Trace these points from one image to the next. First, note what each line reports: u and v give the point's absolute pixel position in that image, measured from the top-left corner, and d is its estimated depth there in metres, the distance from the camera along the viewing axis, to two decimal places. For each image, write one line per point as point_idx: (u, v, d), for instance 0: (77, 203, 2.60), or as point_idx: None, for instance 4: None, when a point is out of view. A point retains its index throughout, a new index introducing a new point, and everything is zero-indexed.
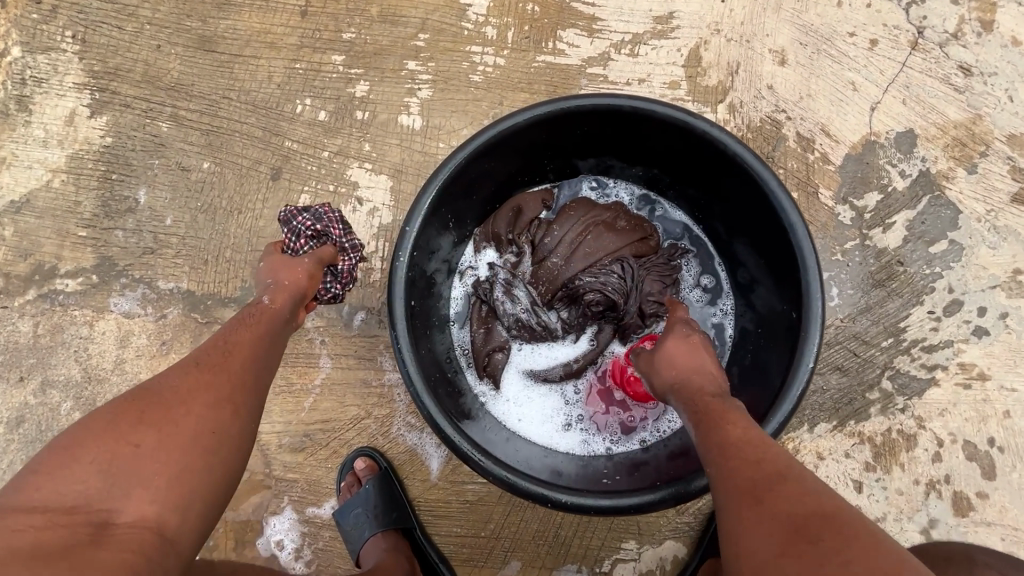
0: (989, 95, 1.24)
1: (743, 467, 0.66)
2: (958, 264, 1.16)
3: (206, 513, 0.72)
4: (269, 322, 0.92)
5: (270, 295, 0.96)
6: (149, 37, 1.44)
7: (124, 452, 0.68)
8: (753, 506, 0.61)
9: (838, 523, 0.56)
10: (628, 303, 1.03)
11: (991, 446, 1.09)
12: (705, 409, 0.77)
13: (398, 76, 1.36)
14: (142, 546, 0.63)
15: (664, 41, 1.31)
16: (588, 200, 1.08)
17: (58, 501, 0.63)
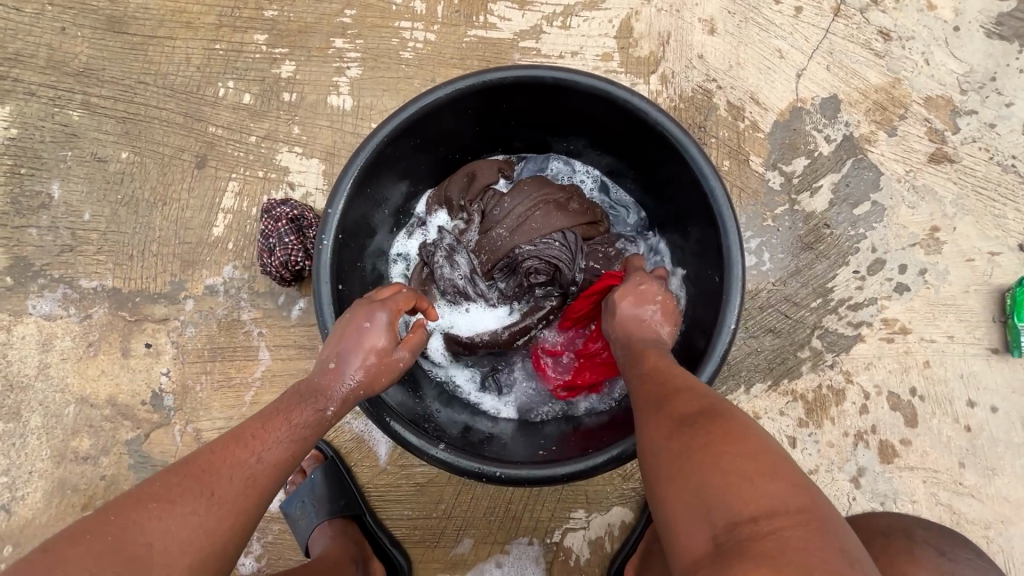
0: (907, 59, 1.28)
1: (654, 383, 0.67)
2: (880, 224, 1.21)
3: None
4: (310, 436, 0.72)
5: (335, 407, 0.74)
6: (52, 18, 1.34)
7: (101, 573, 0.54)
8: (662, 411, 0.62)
9: (734, 419, 0.56)
10: (572, 268, 1.03)
11: (913, 396, 1.15)
12: (641, 343, 0.78)
13: (325, 55, 1.31)
14: None
15: (595, 12, 1.30)
16: (542, 178, 1.07)
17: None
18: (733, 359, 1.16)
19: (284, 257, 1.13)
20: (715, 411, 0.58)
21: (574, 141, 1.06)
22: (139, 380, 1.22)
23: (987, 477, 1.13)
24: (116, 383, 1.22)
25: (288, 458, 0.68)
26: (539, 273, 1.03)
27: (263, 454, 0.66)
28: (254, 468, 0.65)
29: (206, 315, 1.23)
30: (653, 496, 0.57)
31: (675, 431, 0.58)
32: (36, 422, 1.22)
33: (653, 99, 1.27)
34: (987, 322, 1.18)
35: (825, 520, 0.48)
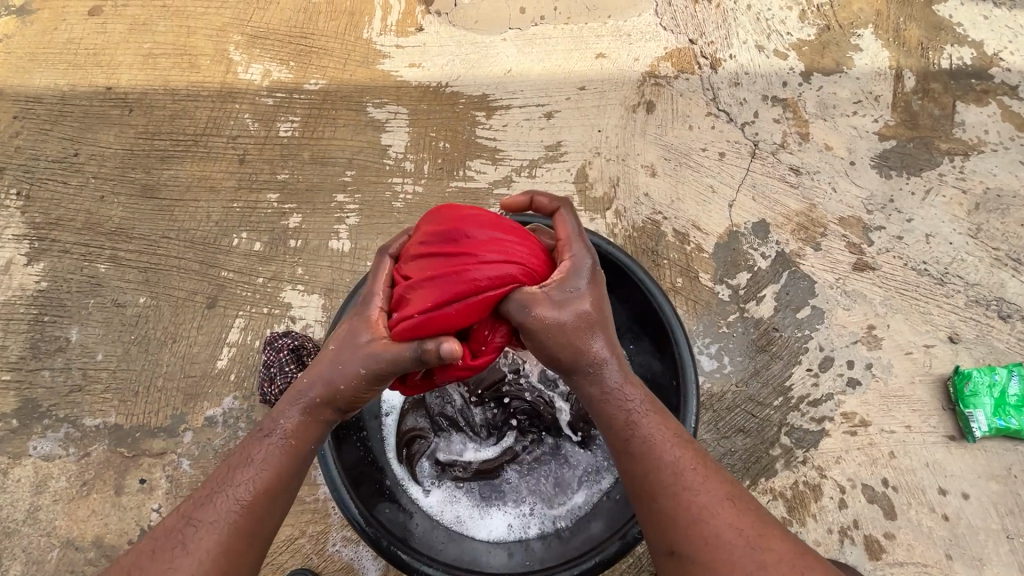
0: (818, 188, 1.53)
1: (635, 429, 0.80)
2: (822, 325, 1.36)
3: None
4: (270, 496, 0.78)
5: (295, 429, 0.82)
6: (92, 189, 1.57)
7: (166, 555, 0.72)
8: (741, 539, 0.71)
9: (694, 492, 0.75)
10: (554, 412, 1.08)
11: (887, 487, 1.22)
12: (639, 417, 0.81)
13: (328, 208, 1.53)
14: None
15: (556, 164, 1.56)
16: None
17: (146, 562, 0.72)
18: None
19: (284, 385, 1.22)
20: (677, 479, 0.76)
21: None
22: (129, 518, 1.23)
23: (975, 567, 1.17)
24: (105, 523, 1.23)
25: (219, 530, 0.74)
26: (526, 411, 1.09)
27: (197, 524, 0.74)
28: (185, 542, 0.73)
29: (203, 446, 1.28)
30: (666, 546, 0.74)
31: (681, 517, 0.73)
32: (18, 569, 1.21)
33: (610, 232, 1.49)
34: (939, 410, 1.28)
35: (759, 528, 0.73)
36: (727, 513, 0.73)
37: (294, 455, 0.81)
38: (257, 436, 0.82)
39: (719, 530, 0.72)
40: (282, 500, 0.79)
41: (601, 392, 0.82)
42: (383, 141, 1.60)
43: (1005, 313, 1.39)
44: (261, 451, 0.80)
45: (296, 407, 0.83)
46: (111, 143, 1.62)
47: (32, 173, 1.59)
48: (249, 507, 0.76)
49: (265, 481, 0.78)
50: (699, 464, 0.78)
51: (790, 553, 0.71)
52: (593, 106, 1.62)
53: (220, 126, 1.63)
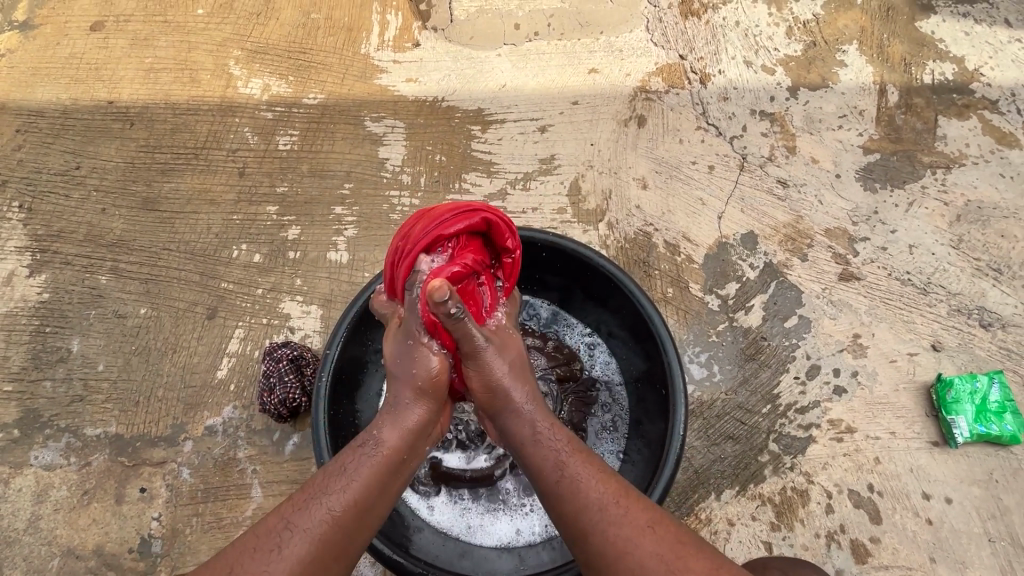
0: (805, 200, 1.57)
1: (562, 469, 0.82)
2: (810, 334, 1.40)
3: None
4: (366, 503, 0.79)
5: (391, 439, 0.85)
6: (94, 202, 1.60)
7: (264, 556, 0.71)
8: (663, 566, 0.72)
9: (616, 523, 0.76)
10: None
11: (872, 492, 1.26)
12: (563, 456, 0.84)
13: (327, 220, 1.56)
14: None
15: (550, 177, 1.60)
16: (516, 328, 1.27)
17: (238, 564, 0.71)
18: (700, 467, 1.27)
19: (283, 395, 1.25)
20: (601, 513, 0.77)
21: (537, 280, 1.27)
22: (129, 527, 1.25)
23: (958, 570, 1.21)
24: (106, 532, 1.25)
25: (314, 537, 0.74)
26: None
27: (293, 529, 0.74)
28: (280, 548, 0.72)
29: (203, 456, 1.30)
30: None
31: (605, 552, 0.75)
32: None
33: (603, 243, 1.52)
34: (922, 417, 1.32)
35: (682, 548, 0.74)
36: (648, 539, 0.74)
37: (386, 469, 0.83)
38: (356, 448, 0.84)
39: (640, 558, 0.73)
40: (372, 518, 0.79)
41: (530, 437, 0.87)
42: (381, 154, 1.63)
43: (986, 321, 1.43)
44: (357, 462, 0.82)
45: (392, 422, 0.87)
46: (113, 156, 1.65)
47: (35, 186, 1.62)
48: (343, 517, 0.76)
49: (358, 493, 0.79)
50: (623, 494, 0.80)
51: (710, 569, 0.72)
52: (585, 120, 1.66)
53: (221, 139, 1.67)
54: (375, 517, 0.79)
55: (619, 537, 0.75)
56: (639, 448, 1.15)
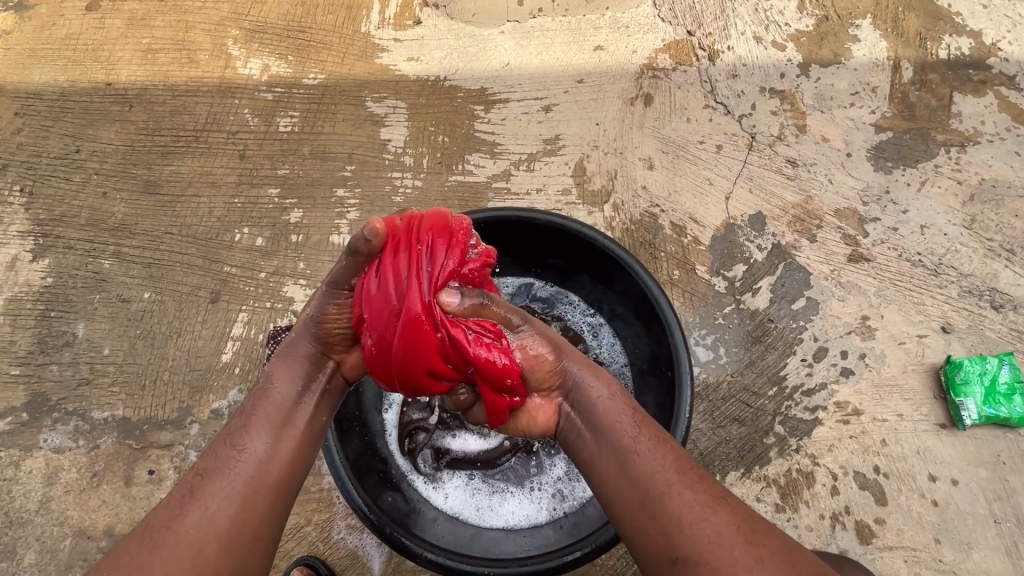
0: (814, 180, 1.54)
1: (640, 435, 0.83)
2: (817, 317, 1.38)
3: (195, 545, 0.71)
4: (274, 440, 0.82)
5: (289, 381, 0.88)
6: (95, 186, 1.59)
7: (180, 504, 0.75)
8: (741, 538, 0.72)
9: (692, 494, 0.76)
10: None
11: (878, 474, 1.25)
12: (638, 424, 0.85)
13: (328, 202, 1.54)
14: (149, 534, 0.73)
15: (554, 157, 1.57)
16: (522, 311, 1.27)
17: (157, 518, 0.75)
18: (704, 449, 1.26)
19: None
20: (676, 480, 0.77)
21: (545, 263, 1.26)
22: (138, 508, 1.27)
23: (963, 551, 1.21)
24: (115, 513, 1.27)
25: (224, 474, 0.77)
26: None
27: (204, 474, 0.78)
28: (193, 491, 0.76)
29: (210, 438, 1.31)
30: (670, 550, 0.73)
31: (679, 518, 0.74)
32: (32, 558, 1.25)
33: (608, 225, 1.50)
34: (930, 399, 1.31)
35: (756, 527, 0.74)
36: (725, 514, 0.74)
37: (289, 407, 0.86)
38: (254, 396, 0.87)
39: (718, 529, 0.72)
40: (287, 445, 0.83)
41: (603, 398, 0.88)
42: (382, 136, 1.61)
43: (997, 303, 1.41)
44: (255, 403, 0.86)
45: (283, 364, 0.90)
46: (112, 139, 1.64)
47: (35, 170, 1.61)
48: (252, 452, 0.80)
49: (264, 430, 0.82)
50: (699, 471, 0.80)
51: (787, 551, 0.72)
52: (591, 99, 1.63)
53: (220, 121, 1.64)
54: (285, 450, 0.82)
55: (693, 507, 0.75)
56: None
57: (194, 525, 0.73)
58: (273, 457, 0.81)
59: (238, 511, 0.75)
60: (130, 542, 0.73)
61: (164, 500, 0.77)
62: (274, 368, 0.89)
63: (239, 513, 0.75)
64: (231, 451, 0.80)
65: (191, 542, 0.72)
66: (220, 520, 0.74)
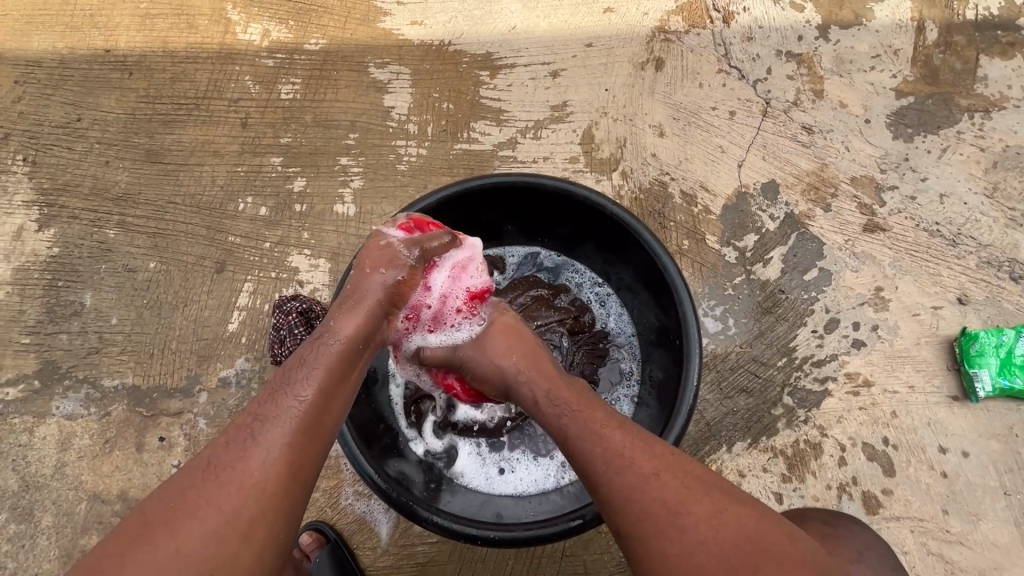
0: (831, 147, 1.49)
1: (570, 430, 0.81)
2: (830, 287, 1.35)
3: (253, 491, 0.69)
4: (332, 391, 0.79)
5: (347, 332, 0.83)
6: (97, 155, 1.57)
7: (235, 447, 0.72)
8: (667, 509, 0.71)
9: (623, 475, 0.74)
10: None
11: (887, 445, 1.24)
12: (569, 413, 0.82)
13: (332, 171, 1.52)
14: (204, 477, 0.70)
15: (561, 125, 1.53)
16: (529, 278, 1.25)
17: (211, 458, 0.72)
18: (711, 419, 1.26)
19: (293, 347, 1.25)
20: (605, 465, 0.76)
21: (552, 231, 1.23)
22: (151, 474, 1.29)
23: (971, 522, 1.20)
24: (128, 478, 1.29)
25: (284, 420, 0.74)
26: None
27: (263, 419, 0.74)
28: (254, 435, 0.73)
29: (218, 406, 1.32)
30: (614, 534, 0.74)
31: (613, 505, 0.74)
32: (49, 520, 1.28)
33: (616, 194, 1.47)
34: (943, 370, 1.29)
35: (689, 493, 0.72)
36: (657, 487, 0.73)
37: (349, 359, 0.82)
38: (314, 343, 0.83)
39: (648, 506, 0.72)
40: (340, 395, 0.80)
41: (532, 403, 0.86)
42: (386, 103, 1.57)
43: (1017, 274, 1.38)
44: (317, 354, 0.81)
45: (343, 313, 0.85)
46: (113, 107, 1.61)
47: (37, 139, 1.59)
48: (311, 399, 0.77)
49: (319, 378, 0.78)
50: (629, 443, 0.77)
51: (717, 510, 0.71)
52: (600, 64, 1.57)
53: (221, 88, 1.61)
54: (340, 403, 0.80)
55: (623, 489, 0.73)
56: (653, 398, 1.15)
57: (252, 470, 0.70)
58: (330, 407, 0.78)
59: (299, 459, 0.73)
60: (182, 483, 0.70)
61: (217, 439, 0.74)
62: (334, 316, 0.85)
63: (300, 462, 0.73)
64: (287, 395, 0.76)
65: (253, 488, 0.69)
66: (280, 466, 0.71)
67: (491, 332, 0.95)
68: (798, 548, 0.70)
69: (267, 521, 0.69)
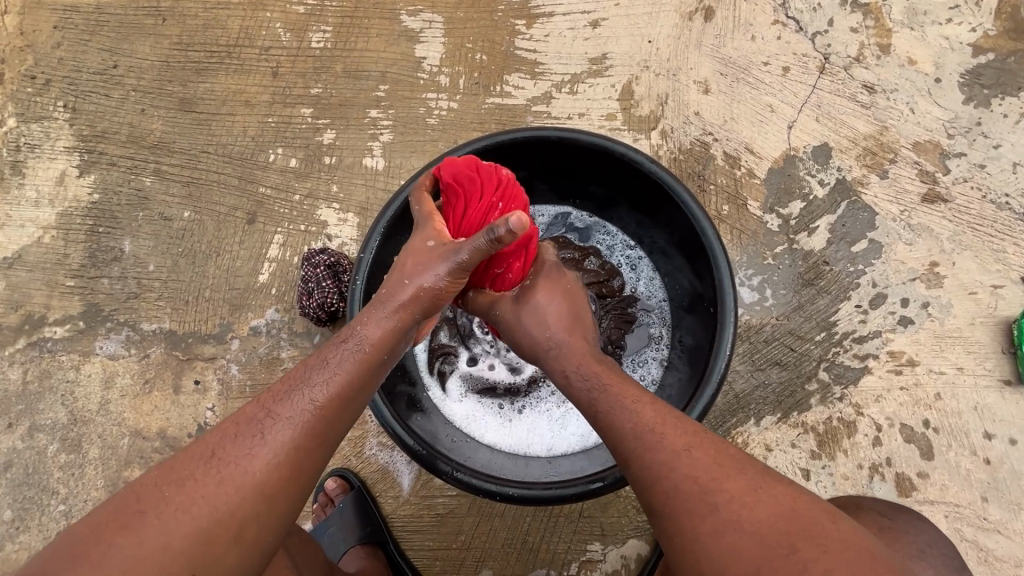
0: (893, 109, 1.37)
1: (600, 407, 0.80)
2: (879, 260, 1.27)
3: (253, 494, 0.69)
4: (343, 402, 0.79)
5: (369, 337, 0.82)
6: (134, 102, 1.58)
7: (243, 443, 0.73)
8: (697, 487, 0.68)
9: (654, 457, 0.72)
10: None
11: (927, 428, 1.19)
12: (602, 389, 0.81)
13: (361, 124, 1.49)
14: (207, 468, 0.70)
15: (599, 79, 1.45)
16: (558, 239, 1.21)
17: (216, 449, 0.72)
18: (741, 391, 1.22)
19: (321, 300, 1.26)
20: (635, 448, 0.74)
21: (584, 191, 1.19)
22: (187, 415, 1.35)
23: (1011, 511, 1.15)
24: (166, 417, 1.35)
25: (295, 424, 0.75)
26: None
27: (275, 417, 0.75)
28: (265, 433, 0.74)
29: (250, 354, 1.36)
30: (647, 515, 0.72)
31: (643, 485, 0.72)
32: (96, 452, 1.36)
33: (654, 153, 1.39)
34: (996, 353, 1.21)
35: (720, 472, 0.69)
36: (683, 466, 0.70)
37: (366, 369, 0.82)
38: (337, 343, 0.83)
39: (673, 488, 0.69)
40: (351, 406, 0.80)
41: (567, 380, 0.85)
42: (417, 53, 1.52)
43: None
44: (337, 356, 0.81)
45: (376, 317, 0.84)
46: (148, 54, 1.61)
47: (76, 85, 1.60)
48: (324, 408, 0.77)
49: (335, 385, 0.78)
50: (659, 420, 0.76)
51: (749, 489, 0.67)
52: (644, 13, 1.47)
53: (252, 36, 1.58)
54: (350, 414, 0.80)
55: (652, 471, 0.72)
56: (683, 366, 1.11)
57: (256, 471, 0.71)
58: (337, 418, 0.78)
59: (300, 467, 0.74)
60: (184, 469, 0.70)
61: (224, 428, 0.75)
62: (363, 316, 0.84)
63: (300, 472, 0.74)
64: (301, 398, 0.77)
65: (252, 490, 0.70)
66: (281, 473, 0.72)
67: (539, 295, 0.92)
68: (848, 525, 0.65)
69: (259, 524, 0.70)
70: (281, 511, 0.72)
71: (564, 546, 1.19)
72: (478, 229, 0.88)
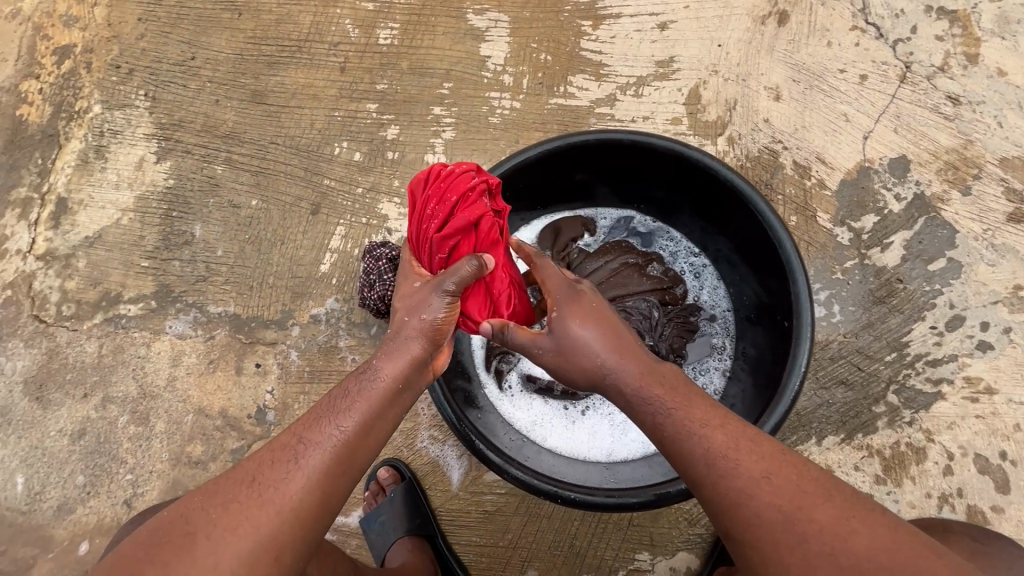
0: (979, 122, 1.31)
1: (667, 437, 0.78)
2: (958, 281, 1.21)
3: (289, 517, 0.72)
4: (372, 427, 0.81)
5: (389, 369, 0.84)
6: (209, 93, 1.64)
7: (278, 468, 0.76)
8: (783, 516, 0.69)
9: (732, 484, 0.72)
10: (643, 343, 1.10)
11: (1003, 460, 1.13)
12: (667, 413, 0.79)
13: (425, 120, 1.51)
14: (245, 491, 0.74)
15: (665, 82, 1.43)
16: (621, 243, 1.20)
17: (253, 473, 0.76)
18: (803, 409, 1.18)
19: (382, 292, 1.29)
20: (711, 475, 0.74)
21: (651, 196, 1.17)
22: (248, 396, 1.40)
23: None
24: (228, 397, 1.41)
25: (325, 450, 0.77)
26: None
27: (307, 443, 0.78)
28: (298, 459, 0.76)
29: (309, 341, 1.40)
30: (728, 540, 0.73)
31: (722, 514, 0.73)
32: (162, 426, 1.42)
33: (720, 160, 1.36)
34: None
35: (806, 500, 0.70)
36: (765, 493, 0.71)
37: (391, 395, 0.83)
38: (359, 374, 0.85)
39: (754, 516, 0.70)
40: (380, 430, 0.82)
41: (633, 406, 0.82)
42: (482, 52, 1.53)
43: None
44: (361, 386, 0.83)
45: (391, 351, 0.86)
46: (223, 47, 1.67)
47: (156, 75, 1.68)
48: (353, 434, 0.79)
49: (362, 412, 0.80)
50: (733, 443, 0.75)
51: (841, 519, 0.68)
52: (715, 16, 1.44)
53: (323, 32, 1.62)
54: (379, 437, 0.82)
55: (732, 498, 0.72)
56: (748, 380, 1.09)
57: (292, 496, 0.73)
58: (366, 441, 0.80)
59: (332, 490, 0.76)
60: (225, 492, 0.74)
61: (261, 454, 0.78)
62: (382, 352, 0.87)
63: (332, 493, 0.76)
64: (331, 424, 0.79)
65: (289, 513, 0.73)
66: (316, 497, 0.75)
67: (569, 318, 0.87)
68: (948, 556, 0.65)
69: (297, 544, 0.73)
70: (316, 533, 0.74)
71: (611, 553, 1.19)
72: (417, 227, 0.96)
